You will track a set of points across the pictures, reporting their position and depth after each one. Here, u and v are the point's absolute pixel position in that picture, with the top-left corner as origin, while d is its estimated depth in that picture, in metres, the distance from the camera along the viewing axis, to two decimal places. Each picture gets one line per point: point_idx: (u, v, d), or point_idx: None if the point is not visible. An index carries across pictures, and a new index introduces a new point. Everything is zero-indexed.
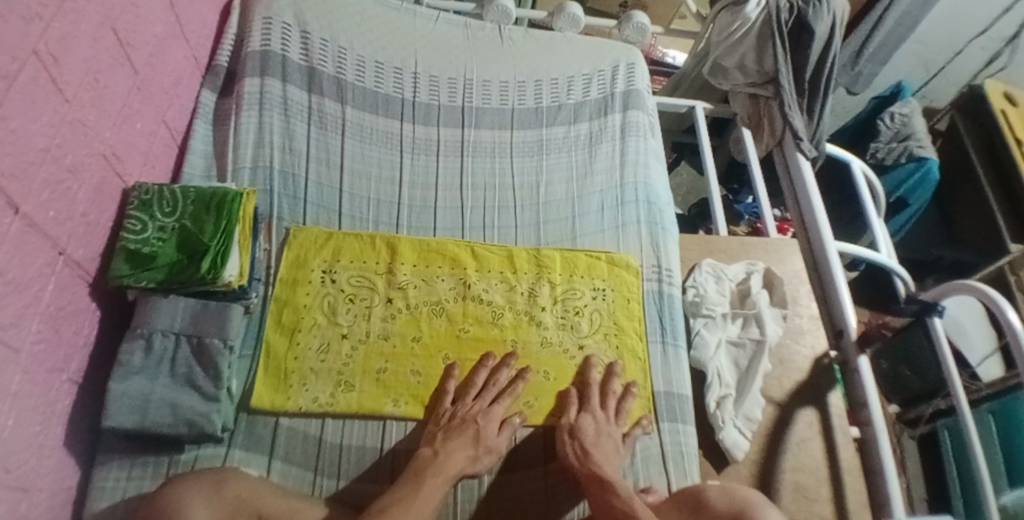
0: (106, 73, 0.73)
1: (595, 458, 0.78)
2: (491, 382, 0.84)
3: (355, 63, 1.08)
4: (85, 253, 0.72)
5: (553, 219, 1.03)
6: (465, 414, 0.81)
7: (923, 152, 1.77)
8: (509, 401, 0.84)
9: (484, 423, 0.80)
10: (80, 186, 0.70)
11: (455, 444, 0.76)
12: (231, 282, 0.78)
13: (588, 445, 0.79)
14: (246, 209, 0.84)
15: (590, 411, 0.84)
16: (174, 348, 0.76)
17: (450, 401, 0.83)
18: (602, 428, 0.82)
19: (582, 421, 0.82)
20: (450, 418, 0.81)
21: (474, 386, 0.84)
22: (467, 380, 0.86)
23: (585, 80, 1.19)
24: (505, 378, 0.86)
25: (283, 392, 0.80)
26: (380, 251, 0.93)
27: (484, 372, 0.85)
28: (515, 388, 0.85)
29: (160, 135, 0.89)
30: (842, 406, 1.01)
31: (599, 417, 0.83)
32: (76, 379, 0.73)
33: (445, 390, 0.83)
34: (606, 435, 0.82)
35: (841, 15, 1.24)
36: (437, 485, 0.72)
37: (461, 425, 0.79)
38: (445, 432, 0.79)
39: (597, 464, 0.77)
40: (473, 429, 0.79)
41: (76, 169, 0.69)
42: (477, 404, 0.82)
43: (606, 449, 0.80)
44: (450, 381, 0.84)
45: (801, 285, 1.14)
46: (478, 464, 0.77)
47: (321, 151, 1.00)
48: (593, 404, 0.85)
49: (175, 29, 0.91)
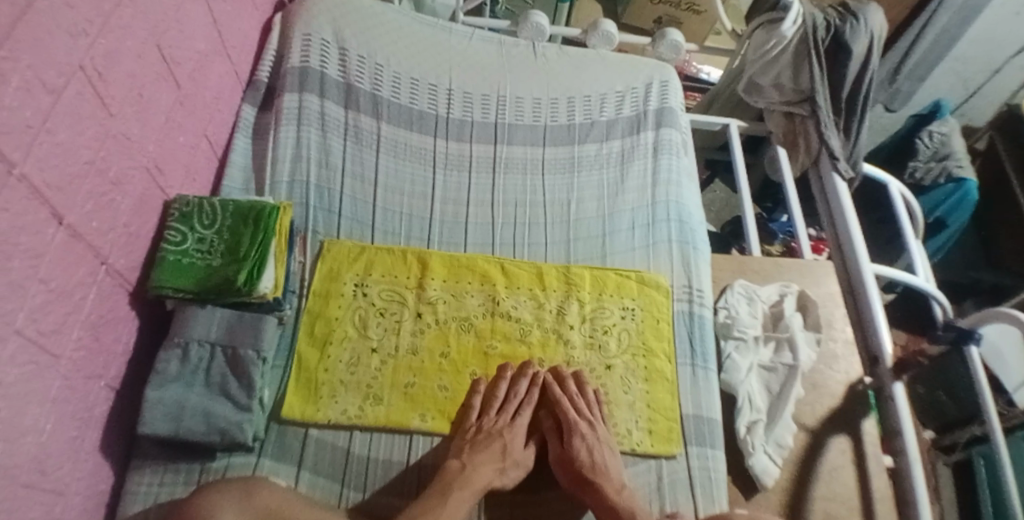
0: (150, 88, 0.76)
1: (600, 477, 0.78)
2: (513, 393, 0.87)
3: (391, 79, 1.10)
4: (127, 262, 0.74)
5: (582, 237, 1.03)
6: (491, 427, 0.83)
7: (962, 173, 1.72)
8: (530, 411, 0.87)
9: (511, 436, 0.83)
10: (123, 198, 0.73)
11: (482, 457, 0.78)
12: (266, 294, 0.79)
13: (587, 469, 0.79)
14: (282, 222, 0.85)
15: (576, 430, 0.82)
16: (209, 358, 0.77)
17: (476, 411, 0.84)
18: (594, 443, 0.82)
19: (575, 447, 0.81)
20: (476, 432, 0.82)
21: (495, 398, 0.85)
22: (488, 392, 0.87)
23: (618, 97, 1.18)
24: (524, 386, 0.88)
25: (313, 404, 0.81)
26: (411, 266, 0.94)
27: (504, 384, 0.86)
28: (533, 397, 0.87)
29: (201, 149, 0.91)
30: (876, 433, 0.98)
31: (587, 433, 0.82)
32: (113, 385, 0.75)
33: (470, 405, 0.84)
34: (602, 450, 0.82)
35: (880, 34, 1.21)
36: (465, 497, 0.74)
37: (489, 438, 0.81)
38: (472, 444, 0.80)
39: (600, 486, 0.77)
40: (500, 442, 0.81)
41: (119, 182, 0.71)
42: (502, 417, 0.85)
43: (607, 466, 0.80)
44: (475, 397, 0.85)
45: (835, 308, 1.11)
46: (505, 476, 0.80)
47: (355, 165, 1.01)
48: (575, 420, 0.83)
49: (218, 45, 0.94)
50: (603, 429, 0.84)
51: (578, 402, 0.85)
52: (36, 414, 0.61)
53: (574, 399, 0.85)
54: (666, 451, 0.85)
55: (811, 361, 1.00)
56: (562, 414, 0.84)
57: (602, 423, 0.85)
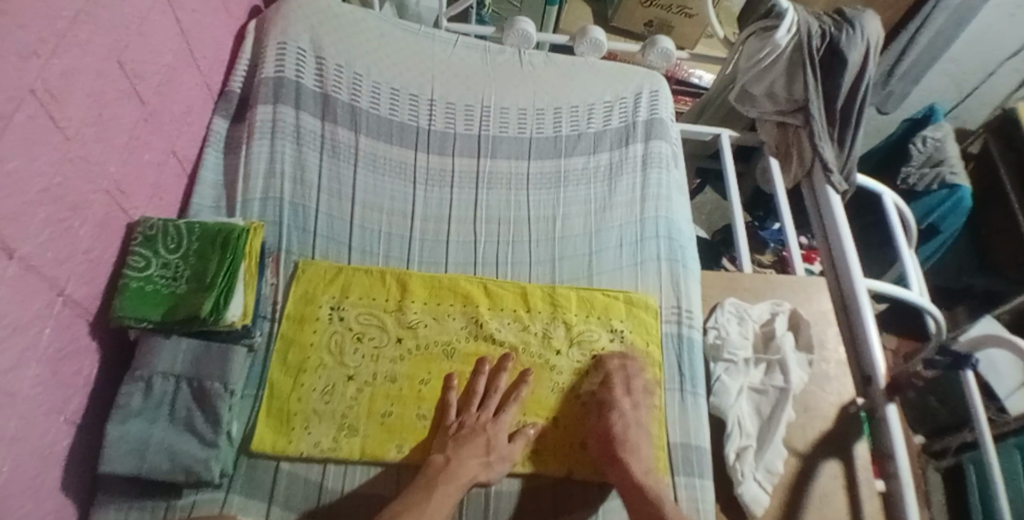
0: (112, 106, 0.71)
1: (625, 454, 0.79)
2: (491, 389, 0.85)
3: (370, 90, 1.06)
4: (86, 291, 0.70)
5: (568, 256, 1.00)
6: (474, 424, 0.81)
7: (955, 179, 1.69)
8: (514, 409, 0.84)
9: (495, 430, 0.81)
10: (82, 224, 0.69)
11: (467, 451, 0.77)
12: (234, 323, 0.75)
13: (620, 445, 0.80)
14: (253, 245, 0.82)
15: (617, 407, 0.84)
16: (174, 392, 0.74)
17: (453, 411, 0.82)
18: (629, 421, 0.83)
19: (612, 418, 0.83)
20: (458, 429, 0.81)
21: (473, 392, 0.84)
22: (467, 390, 0.85)
23: (607, 107, 1.15)
24: (504, 384, 0.86)
25: (285, 435, 0.78)
26: (390, 288, 0.90)
27: (482, 378, 0.85)
28: (518, 393, 0.85)
29: (169, 165, 0.87)
30: (868, 457, 0.95)
31: (625, 410, 0.84)
32: (74, 419, 0.71)
33: (447, 405, 0.83)
34: (635, 429, 0.83)
35: (876, 42, 1.18)
36: (449, 492, 0.73)
37: (473, 433, 0.80)
38: (456, 440, 0.79)
39: (624, 463, 0.79)
40: (484, 436, 0.79)
41: (78, 208, 0.67)
42: (484, 413, 0.83)
43: (637, 444, 0.81)
44: (449, 394, 0.83)
45: (828, 326, 1.07)
46: (491, 470, 0.78)
47: (332, 181, 0.97)
48: (619, 398, 0.85)
49: (187, 56, 0.90)
50: (642, 410, 0.86)
51: (619, 378, 0.87)
52: None
53: (627, 380, 0.88)
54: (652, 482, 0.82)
55: (802, 383, 0.97)
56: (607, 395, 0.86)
57: (645, 404, 0.87)
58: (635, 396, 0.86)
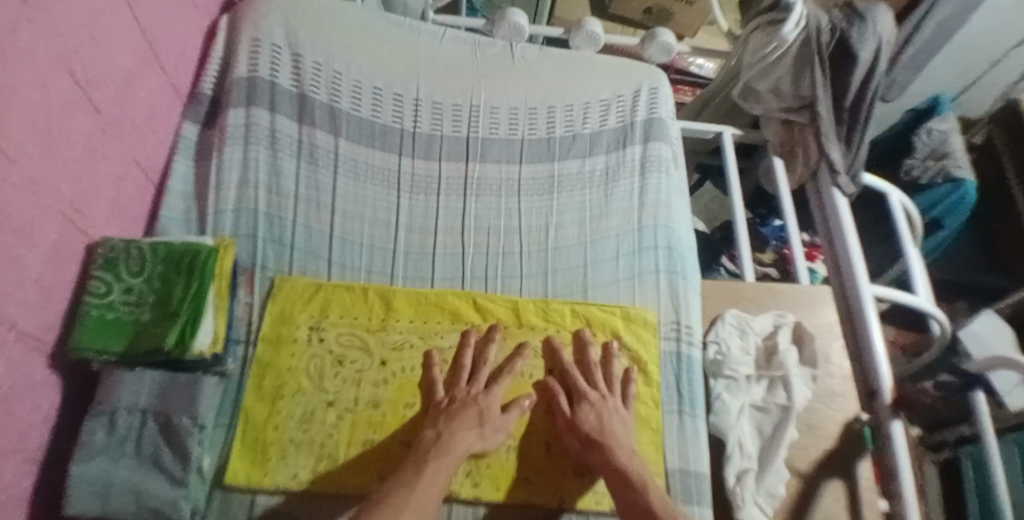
0: (60, 119, 0.65)
1: (604, 439, 0.76)
2: (481, 360, 0.83)
3: (351, 89, 0.99)
4: (38, 322, 0.64)
5: (561, 268, 0.94)
6: (464, 397, 0.79)
7: (959, 173, 1.64)
8: (507, 382, 0.82)
9: (487, 402, 0.78)
10: (32, 251, 0.62)
11: (458, 424, 0.74)
12: (202, 353, 0.70)
13: (594, 433, 0.77)
14: (223, 265, 0.77)
15: (586, 398, 0.80)
16: (139, 427, 0.69)
17: (441, 386, 0.80)
18: (601, 410, 0.79)
19: (580, 412, 0.79)
20: (449, 403, 0.78)
21: (461, 366, 0.82)
22: (453, 366, 0.83)
23: (603, 106, 1.09)
24: (493, 357, 0.84)
25: (260, 468, 0.73)
26: (373, 306, 0.85)
27: (468, 350, 0.83)
28: (513, 365, 0.83)
29: (132, 177, 0.81)
30: (872, 476, 0.91)
31: (595, 400, 0.80)
32: (35, 457, 0.66)
33: (433, 381, 0.80)
34: (609, 414, 0.79)
35: (887, 37, 1.12)
36: (440, 465, 0.70)
37: (463, 407, 0.77)
38: (447, 414, 0.76)
39: (607, 448, 0.76)
40: (475, 408, 0.77)
41: (26, 232, 0.61)
42: (475, 386, 0.80)
43: (616, 432, 0.78)
44: (433, 369, 0.81)
45: (832, 339, 1.03)
46: (484, 441, 0.76)
47: (310, 189, 0.92)
48: (585, 387, 0.82)
49: (149, 57, 0.83)
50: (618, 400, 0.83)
51: (593, 369, 0.85)
52: None
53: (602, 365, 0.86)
54: None
55: (805, 400, 0.93)
56: (574, 386, 0.83)
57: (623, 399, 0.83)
58: (608, 388, 0.84)
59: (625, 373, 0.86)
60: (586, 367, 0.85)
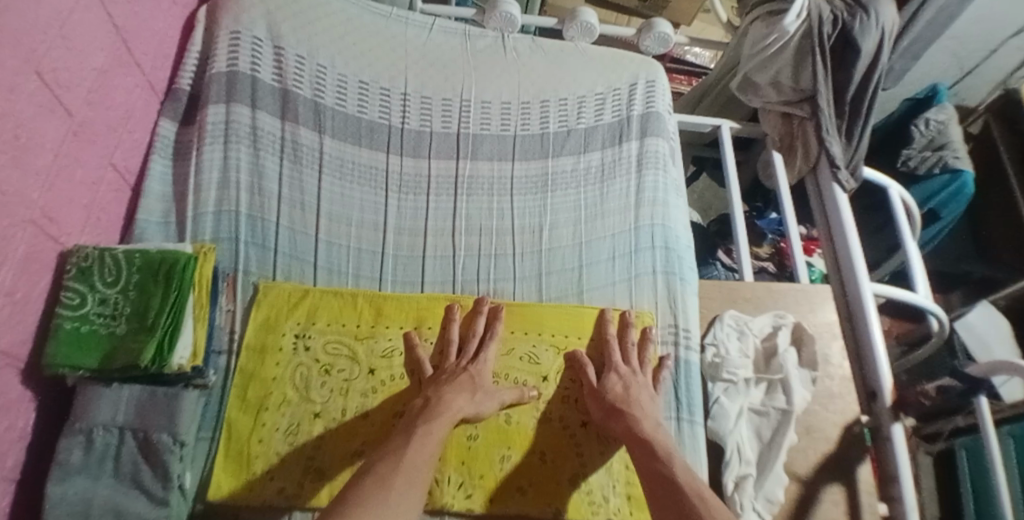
0: (30, 126, 0.61)
1: (628, 409, 0.76)
2: (469, 336, 0.82)
3: (336, 84, 0.95)
4: (12, 338, 0.61)
5: (556, 270, 0.92)
6: (453, 368, 0.78)
7: (958, 163, 1.60)
8: (497, 349, 0.81)
9: (477, 370, 0.78)
10: (4, 265, 0.59)
11: (450, 389, 0.74)
12: (182, 366, 0.67)
13: (618, 402, 0.77)
14: (202, 273, 0.73)
15: (614, 367, 0.82)
16: (118, 444, 0.66)
17: (429, 365, 0.80)
18: (628, 380, 0.80)
19: (608, 380, 0.80)
20: (444, 372, 0.78)
21: (448, 343, 0.81)
22: (437, 342, 0.83)
23: (599, 100, 1.05)
24: (483, 328, 0.83)
25: (245, 482, 0.71)
26: (362, 312, 0.82)
27: (455, 326, 0.82)
28: (502, 334, 0.82)
29: (107, 180, 0.77)
30: (872, 479, 0.90)
31: (624, 372, 0.81)
32: (10, 477, 0.63)
33: (419, 360, 0.80)
34: (637, 387, 0.80)
35: (891, 28, 1.08)
36: (433, 427, 0.69)
37: (453, 375, 0.77)
38: (438, 382, 0.76)
39: (631, 417, 0.76)
40: (466, 374, 0.77)
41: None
42: (464, 359, 0.80)
43: (640, 403, 0.78)
44: (417, 349, 0.80)
45: (832, 340, 1.01)
46: (479, 406, 0.74)
47: (294, 190, 0.88)
48: (616, 360, 0.83)
49: (124, 54, 0.79)
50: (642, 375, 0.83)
51: (629, 350, 0.84)
52: None
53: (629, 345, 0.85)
54: None
55: (805, 402, 0.91)
56: (608, 356, 0.84)
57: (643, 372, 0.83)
58: (637, 364, 0.84)
59: (658, 360, 0.86)
60: (620, 344, 0.85)
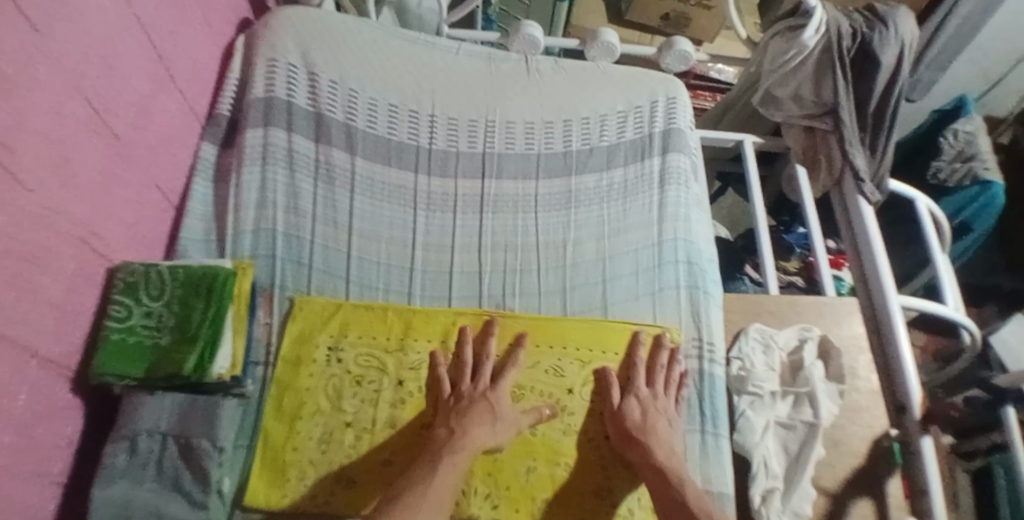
0: (76, 146, 0.66)
1: (645, 437, 0.77)
2: (482, 356, 0.83)
3: (366, 107, 1.00)
4: (62, 349, 0.66)
5: (580, 285, 0.93)
6: (471, 393, 0.79)
7: (988, 175, 1.58)
8: (513, 371, 0.83)
9: (496, 396, 0.79)
10: (51, 277, 0.63)
11: (470, 420, 0.75)
12: (222, 376, 0.70)
13: (636, 430, 0.78)
14: (242, 287, 0.77)
15: (636, 391, 0.83)
16: (160, 451, 0.70)
17: (447, 383, 0.81)
18: (648, 406, 0.81)
19: (629, 405, 0.81)
20: (457, 399, 0.79)
21: (463, 363, 0.83)
22: (455, 362, 0.84)
23: (620, 117, 1.08)
24: (495, 349, 0.85)
25: (279, 488, 0.74)
26: (392, 325, 0.85)
27: (468, 346, 0.84)
28: (516, 357, 0.83)
29: (151, 200, 0.82)
30: (902, 495, 0.88)
31: (644, 396, 0.82)
32: (59, 481, 0.67)
33: (439, 378, 0.81)
34: (655, 413, 0.80)
35: (911, 41, 1.08)
36: (458, 458, 0.71)
37: (472, 402, 0.78)
38: (457, 411, 0.77)
39: (647, 446, 0.76)
40: (485, 402, 0.77)
41: (44, 259, 0.62)
42: (480, 383, 0.81)
43: (657, 429, 0.78)
44: (439, 367, 0.82)
45: (859, 354, 1.00)
46: (496, 436, 0.75)
47: (327, 208, 0.92)
48: (639, 383, 0.84)
49: (166, 81, 0.84)
50: (669, 403, 0.83)
51: (656, 369, 0.85)
52: None
53: (654, 366, 0.86)
54: None
55: (833, 416, 0.90)
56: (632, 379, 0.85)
57: (670, 399, 0.83)
58: (665, 391, 0.84)
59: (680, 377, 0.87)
60: (647, 367, 0.86)
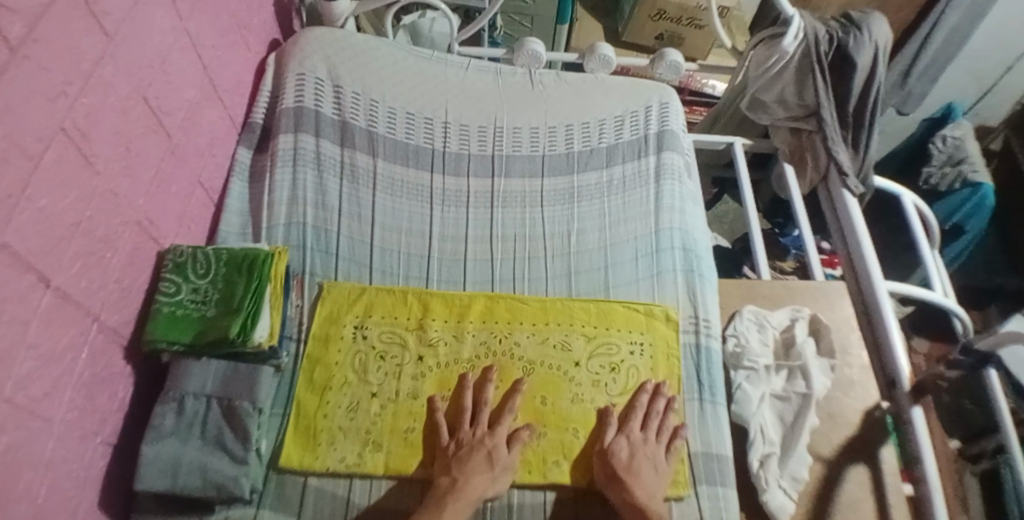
0: (137, 142, 0.75)
1: (629, 479, 0.79)
2: (480, 402, 0.85)
3: (386, 115, 1.10)
4: (120, 318, 0.74)
5: (584, 270, 1.01)
6: (471, 440, 0.81)
7: (977, 177, 1.63)
8: (509, 419, 0.84)
9: (494, 443, 0.81)
10: (113, 254, 0.72)
11: (471, 468, 0.78)
12: (261, 344, 0.78)
13: (620, 469, 0.80)
14: (278, 268, 0.85)
15: (626, 433, 0.84)
16: (204, 412, 0.77)
17: (445, 431, 0.83)
18: (637, 448, 0.82)
19: (617, 444, 0.83)
20: (456, 448, 0.81)
21: (462, 408, 0.84)
22: (454, 405, 0.86)
23: (617, 122, 1.17)
24: (491, 396, 0.86)
25: (311, 451, 0.80)
26: (412, 307, 0.93)
27: (468, 392, 0.86)
28: (513, 403, 0.85)
29: (196, 196, 0.92)
30: (896, 462, 0.93)
31: (635, 438, 0.83)
32: (110, 441, 0.74)
33: (437, 424, 0.83)
34: (643, 456, 0.81)
35: (884, 44, 1.18)
36: (459, 511, 0.74)
37: (471, 451, 0.80)
38: (457, 459, 0.79)
39: (628, 487, 0.78)
40: (484, 451, 0.80)
41: (108, 238, 0.71)
42: (478, 428, 0.83)
43: (642, 472, 0.80)
44: (438, 412, 0.84)
45: (850, 331, 1.06)
46: (497, 484, 0.79)
47: (351, 205, 1.01)
48: (632, 425, 0.85)
49: (209, 92, 0.95)
50: (658, 450, 0.83)
51: (651, 417, 0.86)
52: (28, 480, 0.60)
53: (650, 412, 0.87)
54: (674, 493, 0.82)
55: (826, 388, 0.96)
56: (627, 422, 0.86)
57: (661, 446, 0.84)
58: (656, 435, 0.85)
59: (677, 426, 0.87)
60: (645, 410, 0.87)
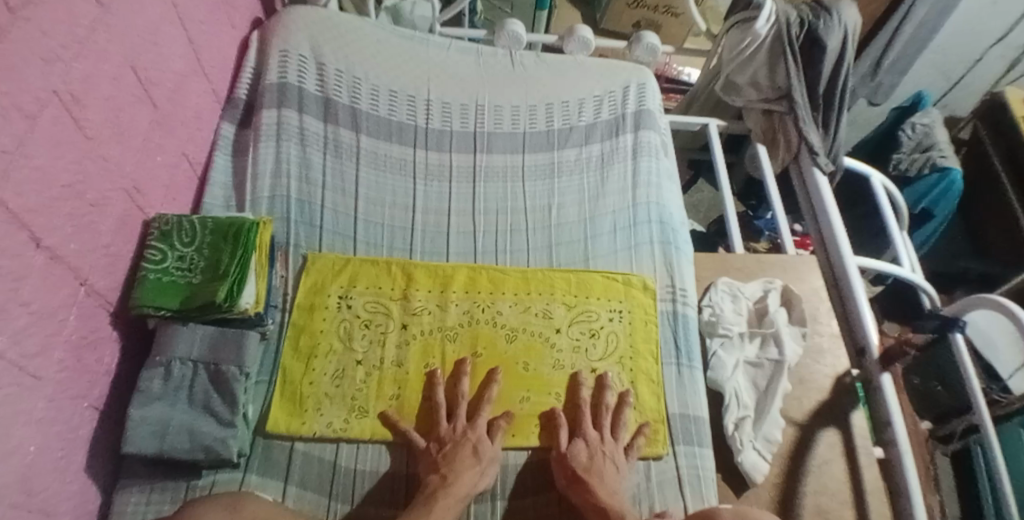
0: (127, 109, 0.76)
1: (590, 479, 0.77)
2: (456, 397, 0.84)
3: (369, 92, 1.11)
4: (108, 283, 0.74)
5: (564, 242, 1.04)
6: (454, 436, 0.81)
7: (946, 162, 1.71)
8: (488, 409, 0.84)
9: (477, 436, 0.81)
10: (102, 219, 0.72)
11: (459, 463, 0.77)
12: (247, 310, 0.79)
13: (581, 469, 0.78)
14: (263, 237, 0.86)
15: (584, 436, 0.83)
16: (192, 376, 0.78)
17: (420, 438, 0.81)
18: (595, 449, 0.81)
19: (575, 447, 0.81)
20: (443, 444, 0.80)
21: (436, 405, 0.84)
22: (428, 404, 0.85)
23: (596, 101, 1.19)
24: (468, 389, 0.86)
25: (298, 417, 0.81)
26: (396, 278, 0.94)
27: (439, 390, 0.85)
28: (490, 392, 0.85)
29: (182, 167, 0.92)
30: (866, 425, 0.97)
31: (592, 438, 0.83)
32: (98, 405, 0.74)
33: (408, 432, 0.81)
34: (603, 456, 0.81)
35: (853, 29, 1.22)
36: (450, 505, 0.72)
37: (457, 447, 0.79)
38: (445, 455, 0.78)
39: (592, 486, 0.76)
40: (469, 445, 0.79)
41: (99, 203, 0.71)
42: (458, 424, 0.82)
43: (602, 472, 0.79)
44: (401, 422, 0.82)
45: (819, 301, 1.11)
46: (486, 476, 0.78)
47: (335, 179, 1.02)
48: (587, 423, 0.84)
49: (196, 65, 0.95)
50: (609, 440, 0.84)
51: (601, 410, 0.87)
52: (19, 437, 0.60)
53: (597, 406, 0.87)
54: (654, 451, 0.85)
55: (796, 355, 1.00)
56: (579, 421, 0.85)
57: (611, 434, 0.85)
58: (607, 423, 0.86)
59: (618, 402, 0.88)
60: (593, 406, 0.87)
